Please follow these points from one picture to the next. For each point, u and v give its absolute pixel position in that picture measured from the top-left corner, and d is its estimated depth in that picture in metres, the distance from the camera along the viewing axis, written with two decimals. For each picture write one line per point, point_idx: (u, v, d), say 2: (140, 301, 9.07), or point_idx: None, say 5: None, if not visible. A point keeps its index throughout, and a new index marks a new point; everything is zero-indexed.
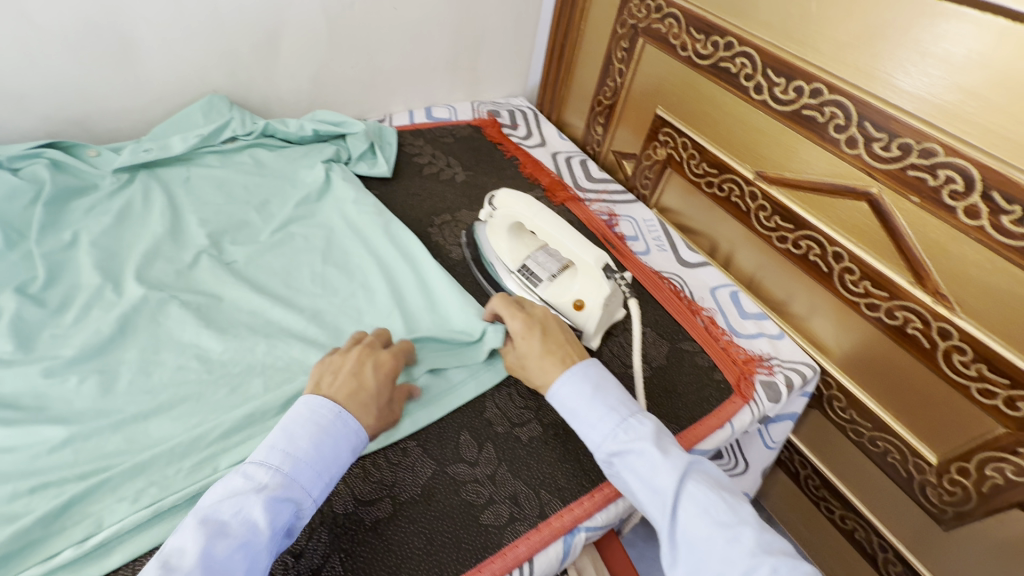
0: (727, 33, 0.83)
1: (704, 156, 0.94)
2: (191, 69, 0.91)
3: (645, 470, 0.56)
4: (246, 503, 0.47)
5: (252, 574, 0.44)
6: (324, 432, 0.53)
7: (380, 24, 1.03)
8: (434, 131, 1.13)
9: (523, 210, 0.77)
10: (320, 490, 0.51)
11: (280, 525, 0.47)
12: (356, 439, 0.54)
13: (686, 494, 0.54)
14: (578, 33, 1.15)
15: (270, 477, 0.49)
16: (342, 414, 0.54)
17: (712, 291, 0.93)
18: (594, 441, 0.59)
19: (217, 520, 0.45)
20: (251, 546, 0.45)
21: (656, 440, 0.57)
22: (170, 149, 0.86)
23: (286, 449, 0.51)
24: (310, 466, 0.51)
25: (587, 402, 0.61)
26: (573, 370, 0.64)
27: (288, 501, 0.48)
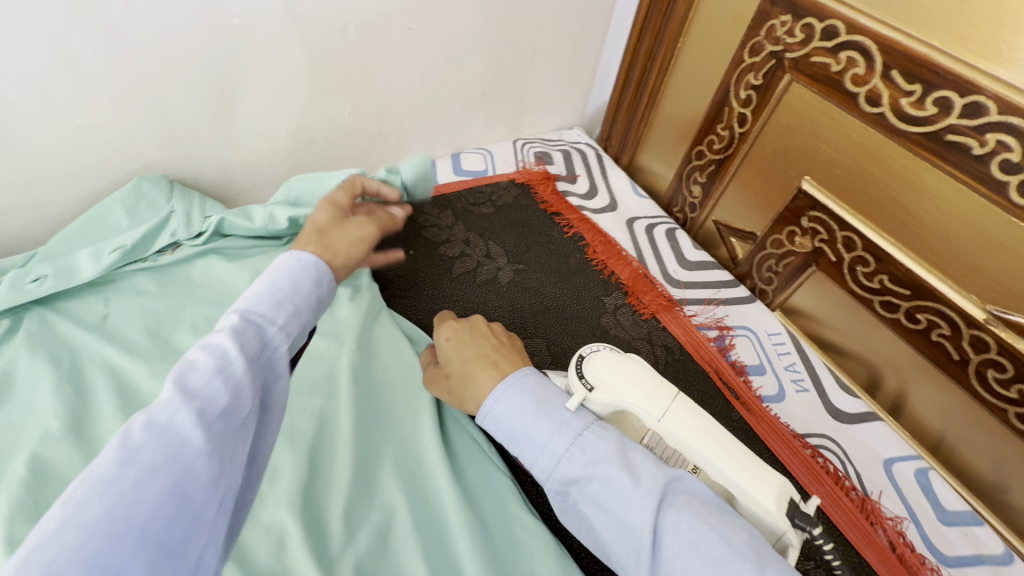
0: (973, 90, 0.48)
1: (885, 264, 0.60)
2: (108, 142, 0.61)
3: (609, 498, 0.38)
4: (209, 336, 0.36)
5: (240, 400, 0.34)
6: (273, 270, 0.42)
7: (389, 55, 0.70)
8: (466, 196, 0.82)
9: (638, 399, 0.48)
10: (287, 320, 0.40)
11: (255, 355, 0.37)
12: (315, 273, 0.44)
13: (666, 527, 0.36)
14: (672, 54, 0.80)
15: (230, 314, 0.38)
16: (291, 253, 0.45)
17: (886, 467, 0.63)
18: (541, 469, 0.41)
19: (180, 359, 0.34)
20: (231, 371, 0.34)
21: (621, 455, 0.40)
22: (76, 273, 0.57)
23: (234, 296, 0.40)
24: (270, 299, 0.40)
25: (528, 421, 0.43)
26: (511, 381, 0.45)
27: (258, 330, 0.38)
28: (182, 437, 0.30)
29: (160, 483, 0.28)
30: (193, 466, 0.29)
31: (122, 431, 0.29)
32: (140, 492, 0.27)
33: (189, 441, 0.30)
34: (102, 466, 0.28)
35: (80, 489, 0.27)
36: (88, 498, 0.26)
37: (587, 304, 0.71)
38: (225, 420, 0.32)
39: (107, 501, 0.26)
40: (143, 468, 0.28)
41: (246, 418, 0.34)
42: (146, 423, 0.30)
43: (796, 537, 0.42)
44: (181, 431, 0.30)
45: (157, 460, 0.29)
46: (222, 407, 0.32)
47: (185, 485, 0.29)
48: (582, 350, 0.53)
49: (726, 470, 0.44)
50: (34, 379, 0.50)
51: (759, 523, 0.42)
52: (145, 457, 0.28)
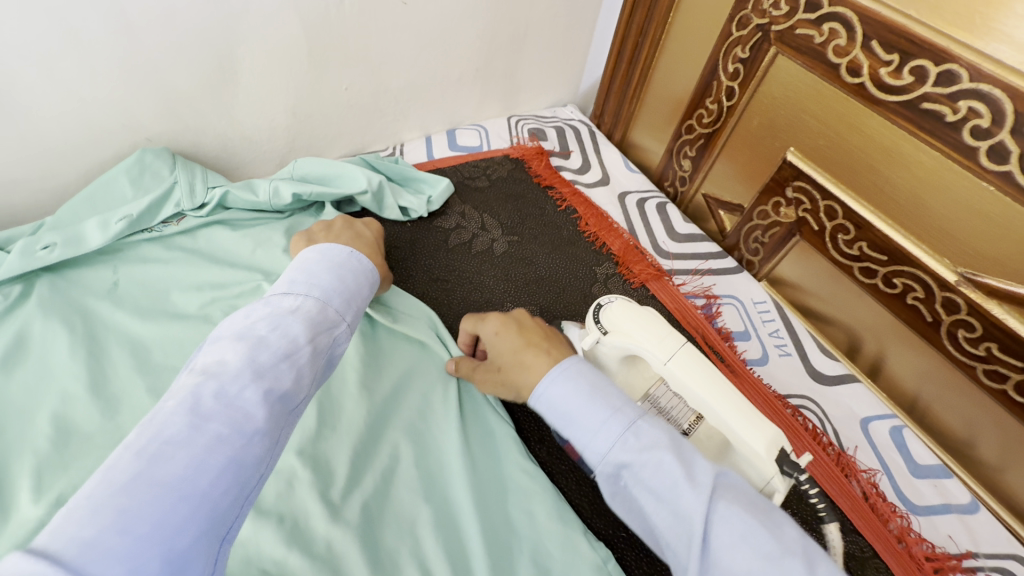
0: (947, 59, 0.50)
1: (864, 231, 0.63)
2: (110, 115, 0.62)
3: (660, 483, 0.38)
4: (285, 320, 0.39)
5: (299, 387, 0.37)
6: (344, 268, 0.48)
7: (384, 30, 0.71)
8: (461, 171, 0.84)
9: (649, 343, 0.51)
10: (352, 317, 0.46)
11: (321, 346, 0.40)
12: (371, 279, 0.51)
13: (717, 517, 0.36)
14: (663, 30, 0.82)
15: (300, 300, 0.42)
16: (354, 253, 0.51)
17: (862, 425, 0.66)
18: (594, 450, 0.42)
19: (252, 334, 0.37)
20: (299, 358, 0.38)
21: (675, 445, 0.40)
22: (84, 242, 0.59)
23: (306, 280, 0.45)
24: (340, 295, 0.45)
25: (581, 405, 0.44)
26: (563, 368, 0.47)
27: (327, 324, 0.42)
28: (248, 411, 0.33)
29: (226, 453, 0.31)
30: (252, 442, 0.32)
31: (194, 396, 0.32)
32: (209, 458, 0.30)
33: (255, 417, 0.33)
34: (175, 426, 0.30)
35: (154, 445, 0.29)
36: (162, 456, 0.29)
37: (579, 274, 0.74)
38: (282, 403, 0.35)
39: (181, 461, 0.29)
40: (213, 436, 0.30)
41: (299, 404, 0.37)
42: (217, 391, 0.33)
43: (782, 483, 0.45)
44: (247, 408, 0.33)
45: (224, 430, 0.31)
46: (284, 391, 0.35)
47: (245, 458, 0.31)
48: (602, 298, 0.57)
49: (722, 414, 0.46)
50: (48, 339, 0.52)
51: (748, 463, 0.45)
52: (215, 425, 0.31)
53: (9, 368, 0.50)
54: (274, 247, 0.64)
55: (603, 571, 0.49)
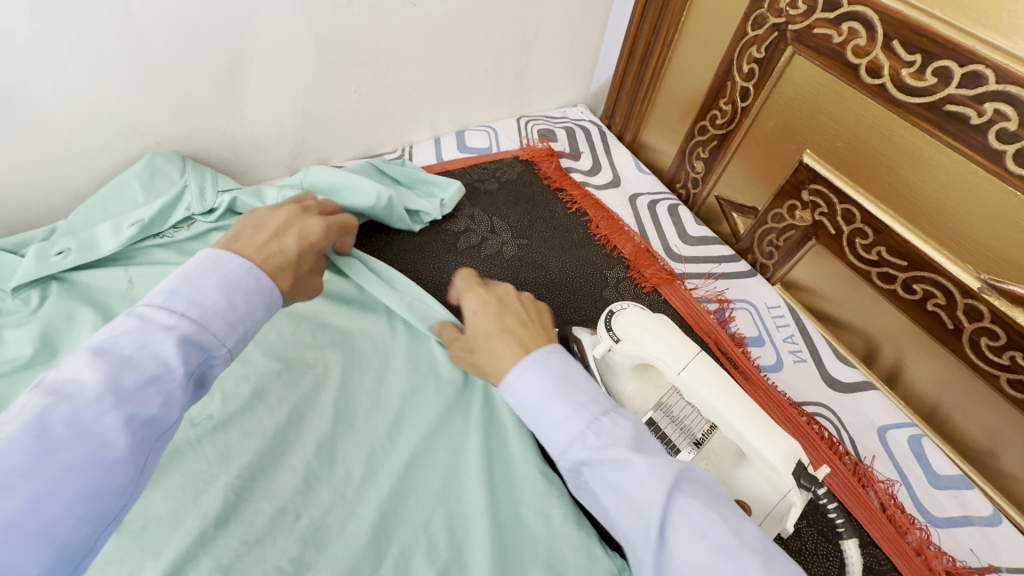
0: (973, 59, 0.48)
1: (883, 236, 0.62)
2: (120, 119, 0.62)
3: (620, 479, 0.37)
4: (154, 340, 0.34)
5: (171, 410, 0.34)
6: (237, 285, 0.41)
7: (393, 32, 0.71)
8: (471, 173, 0.83)
9: (662, 351, 0.50)
10: (237, 339, 0.40)
11: (193, 368, 0.36)
12: (270, 298, 0.43)
13: (675, 510, 0.35)
14: (676, 29, 0.80)
15: (176, 316, 0.36)
16: (255, 270, 0.43)
17: (880, 433, 0.65)
18: (554, 446, 0.41)
19: (113, 353, 0.33)
20: (166, 384, 0.33)
21: (636, 442, 0.39)
22: (98, 246, 0.59)
23: (184, 292, 0.38)
24: (224, 316, 0.39)
25: (546, 400, 0.43)
26: (533, 359, 0.46)
27: (203, 348, 0.37)
28: (105, 442, 0.30)
29: (79, 485, 0.29)
30: (112, 472, 0.30)
31: (40, 421, 0.29)
32: (57, 491, 0.28)
33: (114, 447, 0.30)
34: (17, 457, 0.27)
35: None
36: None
37: (590, 278, 0.73)
38: (149, 429, 0.32)
39: (19, 497, 0.27)
40: (63, 468, 0.28)
41: (170, 428, 0.34)
42: (69, 418, 0.30)
43: (799, 496, 0.44)
44: (104, 436, 0.30)
45: (76, 461, 0.29)
46: (150, 417, 0.32)
47: (100, 489, 0.29)
48: (614, 305, 0.56)
49: (737, 426, 0.45)
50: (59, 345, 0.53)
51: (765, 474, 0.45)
52: (65, 457, 0.28)
53: (23, 372, 0.50)
54: None
55: None
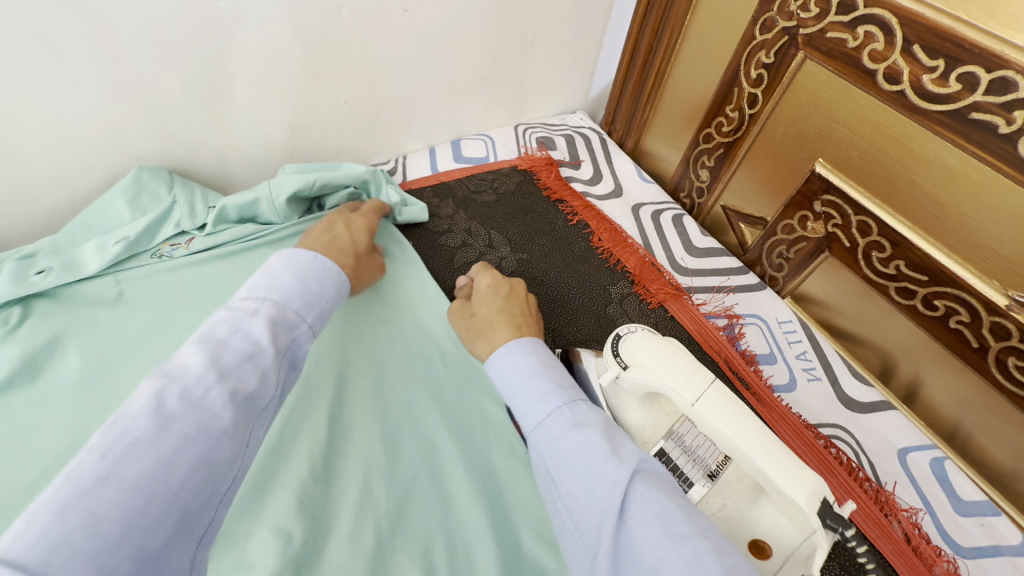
0: (1000, 65, 0.45)
1: (902, 250, 0.58)
2: (95, 134, 0.59)
3: (581, 459, 0.38)
4: (245, 325, 0.38)
5: (265, 387, 0.37)
6: (307, 270, 0.45)
7: (384, 38, 0.67)
8: (468, 185, 0.80)
9: (673, 380, 0.47)
10: (314, 320, 0.43)
11: (283, 347, 0.40)
12: (338, 279, 0.48)
13: (636, 496, 0.35)
14: (679, 33, 0.77)
15: (260, 303, 0.40)
16: (319, 258, 0.48)
17: (901, 457, 0.61)
18: (529, 419, 0.43)
19: (211, 338, 0.36)
20: (261, 361, 0.37)
21: (607, 429, 0.41)
22: (81, 265, 0.58)
23: (265, 284, 0.42)
24: (301, 297, 0.43)
25: (530, 375, 0.46)
26: (521, 341, 0.50)
27: (286, 326, 0.41)
28: (215, 413, 0.33)
29: (193, 455, 0.31)
30: (220, 441, 0.33)
31: (158, 397, 0.32)
32: (176, 459, 0.30)
33: (220, 418, 0.33)
34: (140, 428, 0.30)
35: (119, 447, 0.29)
36: (130, 458, 0.29)
37: (593, 294, 0.70)
38: (249, 403, 0.35)
39: (150, 461, 0.30)
40: (181, 436, 0.31)
41: (267, 404, 0.37)
42: (182, 393, 0.32)
43: (825, 539, 0.40)
44: (213, 408, 0.33)
45: (192, 430, 0.32)
46: (250, 392, 0.35)
47: (213, 457, 0.32)
48: (619, 327, 0.53)
49: (754, 461, 0.42)
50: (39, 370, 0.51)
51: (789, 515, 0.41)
52: (182, 426, 0.31)
53: None
54: None
55: None
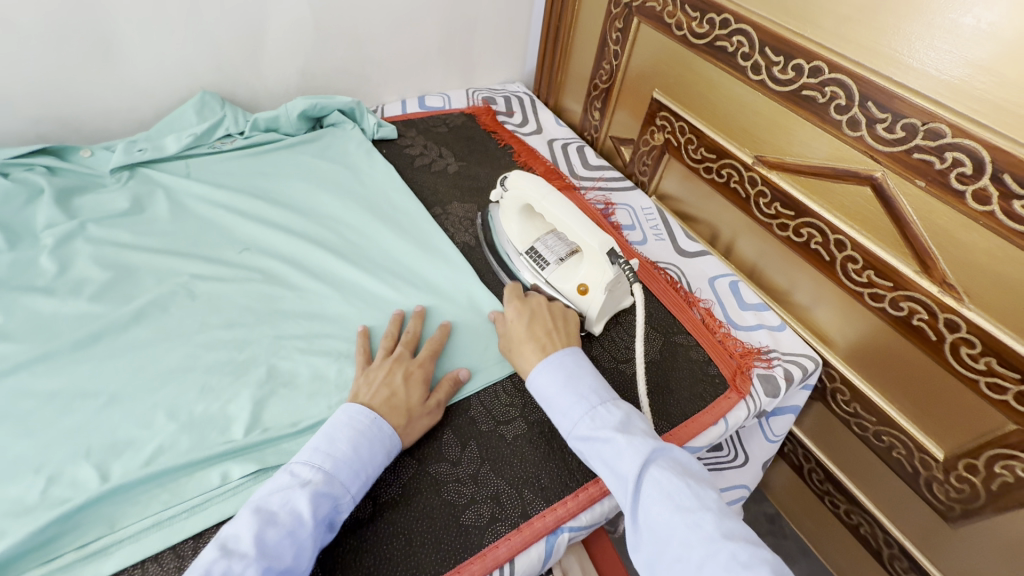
0: (723, 11, 0.79)
1: (702, 140, 0.90)
2: (177, 69, 0.91)
3: (611, 458, 0.56)
4: (292, 496, 0.51)
5: (300, 561, 0.48)
6: (362, 436, 0.57)
7: (366, 14, 1.01)
8: (427, 122, 1.11)
9: (535, 193, 0.77)
10: (358, 487, 0.55)
11: (323, 516, 0.51)
12: (389, 443, 0.58)
13: (650, 480, 0.54)
14: (573, 16, 1.11)
15: (315, 474, 0.53)
16: (378, 419, 0.59)
17: (709, 281, 0.90)
18: (566, 425, 0.61)
19: (266, 510, 0.50)
20: (298, 535, 0.49)
21: (622, 427, 0.58)
22: (165, 148, 0.88)
23: (326, 450, 0.55)
24: (350, 465, 0.55)
25: (557, 390, 0.63)
26: (550, 359, 0.66)
27: (332, 496, 0.52)
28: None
29: None
30: None
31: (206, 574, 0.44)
32: None
33: None
34: None
35: None
36: None
37: None
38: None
39: None
40: None
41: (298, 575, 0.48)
42: (224, 570, 0.45)
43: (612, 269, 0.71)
44: None
45: None
46: (282, 568, 0.47)
47: None
48: (505, 173, 0.83)
49: (574, 229, 0.73)
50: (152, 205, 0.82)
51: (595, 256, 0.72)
52: None
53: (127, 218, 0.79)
54: (296, 166, 0.94)
55: None
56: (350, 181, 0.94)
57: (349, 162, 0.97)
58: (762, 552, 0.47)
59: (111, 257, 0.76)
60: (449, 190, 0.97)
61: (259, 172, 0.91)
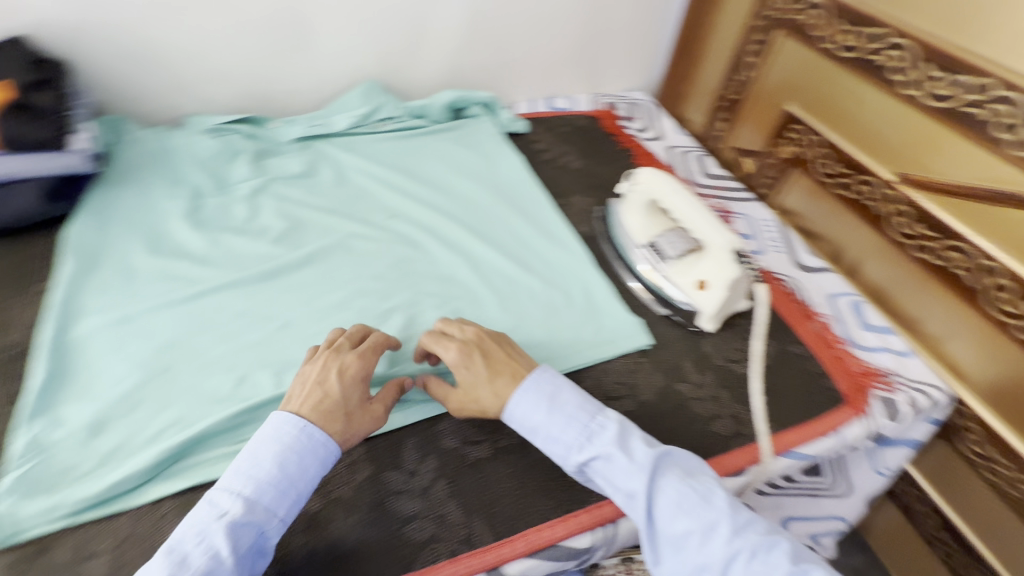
0: (880, 25, 0.79)
1: (837, 154, 0.88)
2: (352, 58, 1.05)
3: (617, 478, 0.58)
4: (208, 532, 0.50)
5: None
6: (286, 453, 0.54)
7: (514, 18, 1.10)
8: (554, 121, 1.18)
9: (666, 190, 0.82)
10: (285, 508, 0.53)
11: (244, 546, 0.50)
12: (323, 451, 0.56)
13: (659, 492, 0.57)
14: (710, 28, 1.14)
15: (235, 502, 0.52)
16: (306, 428, 0.56)
17: (830, 298, 0.88)
18: (563, 451, 0.60)
19: (180, 551, 0.49)
20: (217, 572, 0.48)
21: (620, 443, 0.59)
22: (334, 125, 1.03)
23: (247, 473, 0.53)
24: (272, 490, 0.53)
25: (544, 417, 0.61)
26: (524, 386, 0.63)
27: (254, 523, 0.51)
28: None
29: None
30: None
31: None
32: None
33: None
34: None
35: None
36: None
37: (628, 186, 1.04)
38: None
39: None
40: None
41: None
42: None
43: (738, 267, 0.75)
44: None
45: None
46: None
47: None
48: (634, 170, 0.88)
49: (699, 226, 0.76)
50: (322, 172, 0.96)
51: (721, 254, 0.76)
52: None
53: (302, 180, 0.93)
54: (438, 150, 1.05)
55: (632, 327, 0.79)
56: (483, 167, 1.03)
57: (484, 151, 1.06)
58: (779, 541, 0.54)
59: (287, 210, 0.90)
60: (571, 184, 1.03)
61: (407, 152, 1.03)
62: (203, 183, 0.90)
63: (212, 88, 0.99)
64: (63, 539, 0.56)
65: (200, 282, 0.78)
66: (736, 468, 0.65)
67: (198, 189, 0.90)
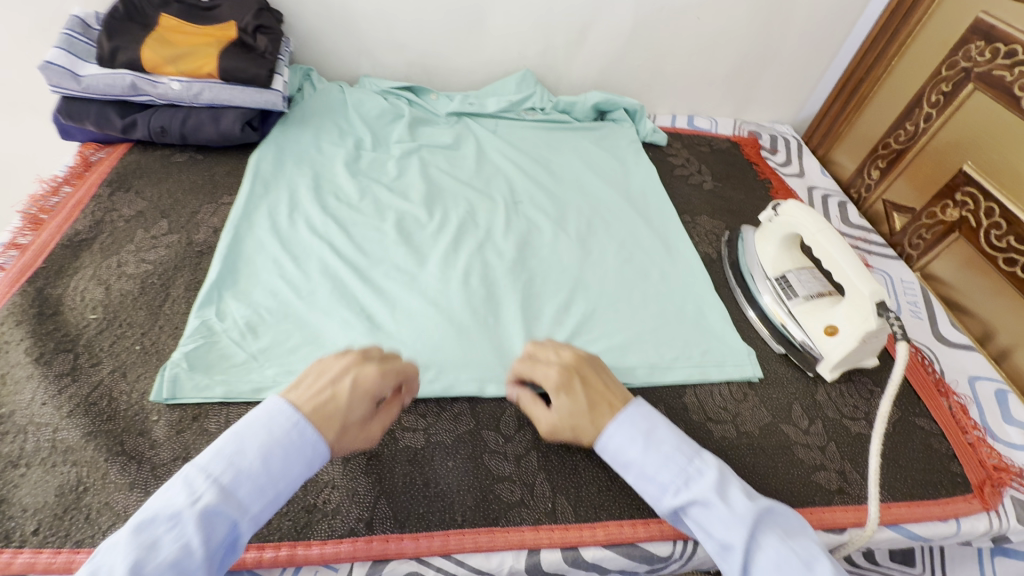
0: None
1: (1014, 227, 0.80)
2: (515, 48, 1.10)
3: (713, 528, 0.52)
4: (180, 517, 0.44)
5: None
6: (273, 444, 0.50)
7: (678, 33, 1.10)
8: (692, 138, 1.18)
9: (807, 224, 0.77)
10: (263, 504, 0.49)
11: (217, 539, 0.45)
12: (310, 452, 0.51)
13: (758, 549, 0.50)
14: (885, 70, 1.07)
15: (210, 488, 0.47)
16: (300, 423, 0.51)
17: (970, 379, 0.81)
18: (657, 492, 0.56)
19: (149, 534, 0.43)
20: (184, 564, 0.43)
21: (719, 490, 0.53)
22: (486, 107, 1.09)
23: (229, 458, 0.49)
24: (254, 482, 0.48)
25: (640, 453, 0.57)
26: (620, 416, 0.59)
27: (228, 517, 0.46)
28: None
29: None
30: None
31: None
32: None
33: None
34: None
35: None
36: None
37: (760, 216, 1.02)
38: None
39: None
40: None
41: None
42: None
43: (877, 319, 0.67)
44: None
45: None
46: None
47: None
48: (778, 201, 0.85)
49: (843, 269, 0.71)
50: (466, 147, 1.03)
51: (858, 300, 0.69)
52: None
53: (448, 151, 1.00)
54: (575, 147, 1.08)
55: (743, 355, 0.78)
56: (616, 170, 1.05)
57: (619, 155, 1.08)
58: None
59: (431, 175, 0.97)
60: (701, 203, 1.02)
61: (546, 144, 1.07)
62: (364, 137, 1.00)
63: (388, 55, 1.10)
64: (213, 412, 0.64)
65: (350, 223, 0.87)
66: (836, 525, 0.62)
67: (360, 141, 1.00)
